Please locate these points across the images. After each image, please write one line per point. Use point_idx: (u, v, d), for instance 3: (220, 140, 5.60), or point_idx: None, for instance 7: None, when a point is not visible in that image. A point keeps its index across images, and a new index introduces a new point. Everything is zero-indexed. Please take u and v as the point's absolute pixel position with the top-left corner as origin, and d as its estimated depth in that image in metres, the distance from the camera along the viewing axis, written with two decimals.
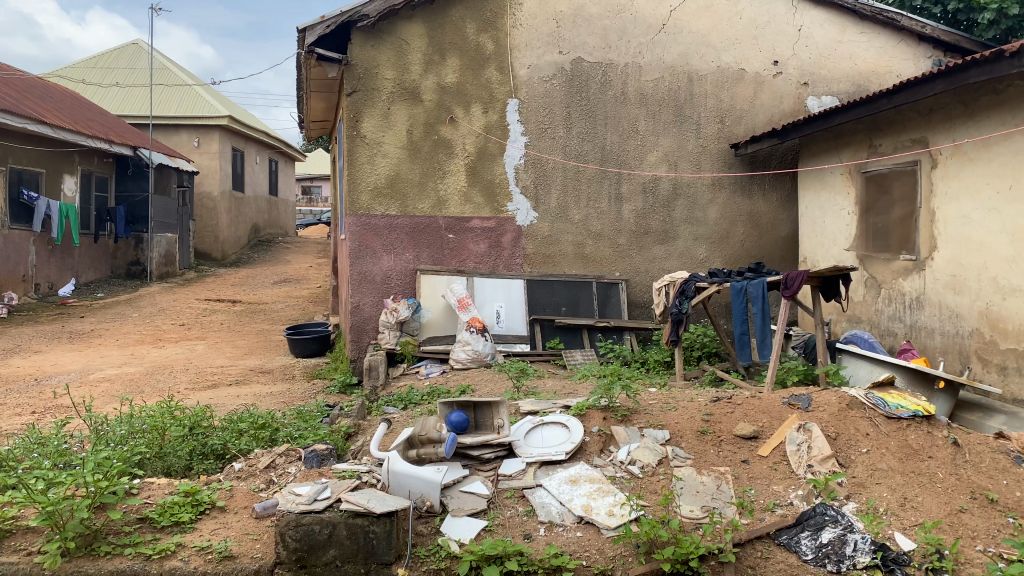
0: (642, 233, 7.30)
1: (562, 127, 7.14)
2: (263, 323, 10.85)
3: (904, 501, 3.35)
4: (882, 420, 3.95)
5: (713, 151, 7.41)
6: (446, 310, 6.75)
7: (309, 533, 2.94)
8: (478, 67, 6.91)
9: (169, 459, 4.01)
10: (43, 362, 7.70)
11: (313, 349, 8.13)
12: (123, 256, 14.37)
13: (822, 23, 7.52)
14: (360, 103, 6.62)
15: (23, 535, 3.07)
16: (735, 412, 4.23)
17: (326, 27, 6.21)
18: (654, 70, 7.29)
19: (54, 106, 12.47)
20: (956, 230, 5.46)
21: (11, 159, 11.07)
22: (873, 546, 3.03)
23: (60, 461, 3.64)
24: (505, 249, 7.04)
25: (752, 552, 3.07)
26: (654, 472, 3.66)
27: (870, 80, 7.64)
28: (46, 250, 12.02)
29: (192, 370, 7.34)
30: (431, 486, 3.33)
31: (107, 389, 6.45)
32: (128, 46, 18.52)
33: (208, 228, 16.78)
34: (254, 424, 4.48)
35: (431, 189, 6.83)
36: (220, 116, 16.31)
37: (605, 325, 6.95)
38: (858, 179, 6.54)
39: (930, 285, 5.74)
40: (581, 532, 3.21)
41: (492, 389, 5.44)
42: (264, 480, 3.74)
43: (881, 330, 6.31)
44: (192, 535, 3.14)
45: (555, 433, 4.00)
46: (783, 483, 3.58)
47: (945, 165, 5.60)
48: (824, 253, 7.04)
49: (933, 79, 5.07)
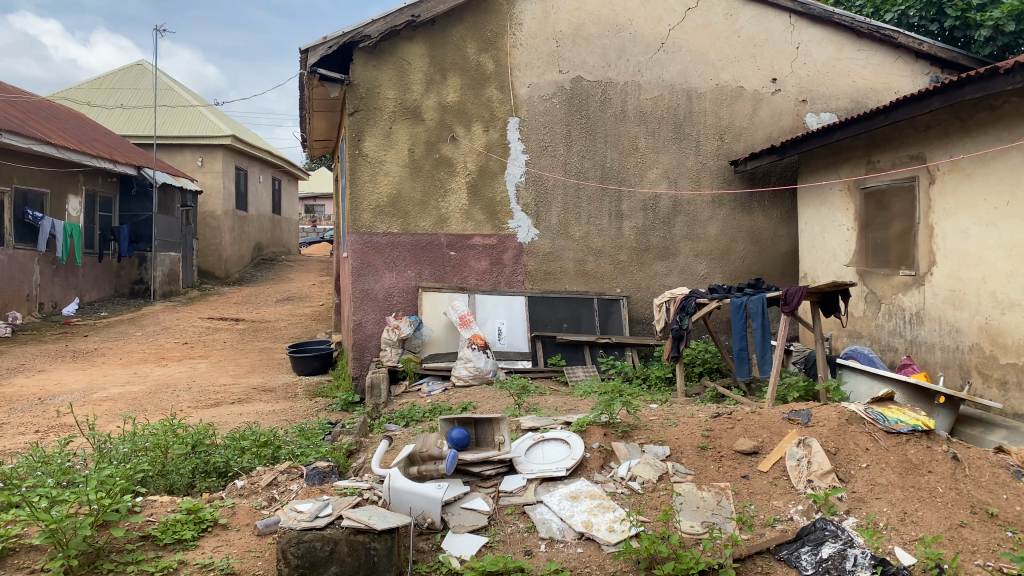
0: (642, 249, 7.33)
1: (563, 145, 7.19)
2: (265, 341, 10.87)
3: (904, 516, 3.36)
4: (881, 435, 3.97)
5: (713, 167, 7.45)
6: (448, 328, 6.78)
7: (311, 550, 2.94)
8: (479, 87, 6.97)
9: (171, 476, 4.02)
10: (47, 381, 7.73)
11: (316, 367, 8.15)
12: (126, 274, 14.42)
13: (819, 41, 7.59)
14: (362, 122, 6.68)
15: (26, 553, 3.09)
16: (735, 428, 4.25)
17: (328, 48, 6.27)
18: (653, 88, 7.35)
19: (59, 127, 12.59)
20: (955, 244, 5.50)
21: (16, 179, 11.15)
22: (873, 561, 3.03)
23: (63, 479, 3.66)
24: (506, 265, 7.08)
25: (753, 567, 3.08)
26: (655, 488, 3.67)
27: (868, 96, 7.69)
28: (50, 269, 12.07)
29: (195, 389, 7.37)
30: (431, 502, 3.35)
31: (110, 408, 6.47)
32: (132, 67, 18.66)
33: (211, 247, 16.84)
34: (257, 442, 4.52)
35: (432, 207, 6.87)
36: (223, 136, 16.44)
37: (606, 341, 6.97)
38: (857, 195, 6.58)
39: (930, 300, 5.76)
40: (581, 548, 3.23)
41: (493, 406, 5.45)
42: (266, 498, 3.76)
43: (882, 346, 6.32)
44: (195, 552, 3.15)
45: (556, 449, 4.02)
46: (783, 498, 3.59)
47: (942, 181, 5.64)
48: (824, 268, 7.06)
49: (930, 96, 5.11)
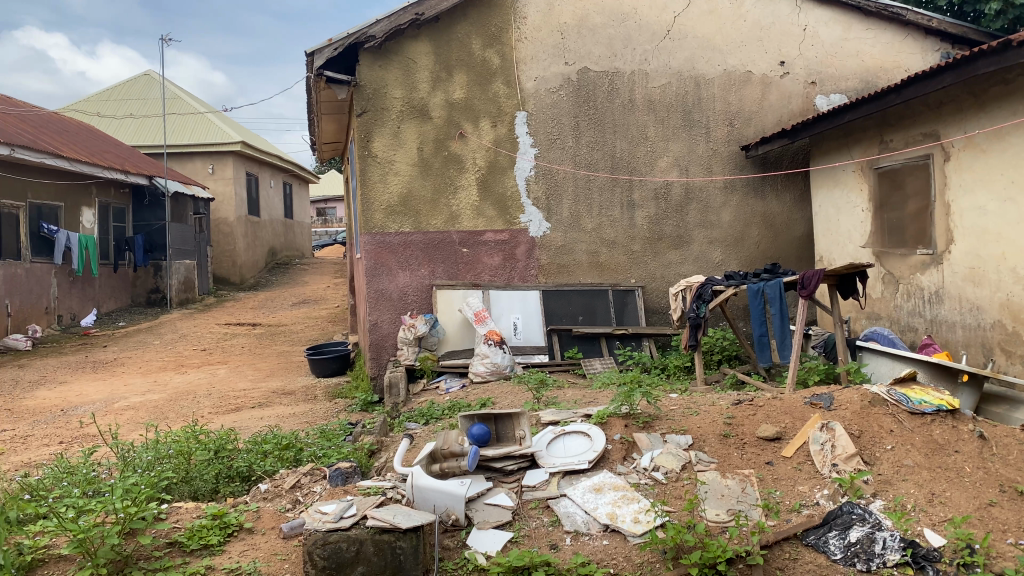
0: (655, 239, 7.30)
1: (572, 137, 7.16)
2: (283, 345, 10.91)
3: (931, 497, 3.33)
4: (905, 417, 3.94)
5: (724, 153, 7.40)
6: (463, 325, 6.77)
7: (337, 551, 2.93)
8: (485, 82, 6.96)
9: (195, 483, 4.02)
10: (69, 393, 7.80)
11: (334, 368, 8.18)
12: (142, 284, 14.50)
13: (827, 22, 7.52)
14: (370, 122, 6.69)
15: (56, 564, 3.08)
16: (757, 414, 4.22)
17: (333, 50, 6.28)
18: (661, 76, 7.32)
19: (70, 140, 12.64)
20: (973, 221, 5.43)
21: (29, 193, 11.22)
22: (903, 543, 3.01)
23: (89, 489, 3.69)
24: (519, 260, 7.07)
25: (780, 553, 3.05)
26: (678, 478, 3.65)
27: (878, 75, 7.62)
28: (67, 281, 12.17)
29: (215, 395, 7.40)
30: (456, 499, 3.37)
31: (133, 417, 6.52)
32: (139, 77, 18.70)
33: (225, 253, 16.90)
34: (278, 445, 4.53)
35: (444, 205, 6.87)
36: (232, 142, 16.51)
37: (622, 332, 6.92)
38: (871, 175, 6.53)
39: (949, 279, 5.70)
40: (607, 540, 3.21)
41: (512, 402, 5.45)
42: (290, 500, 3.77)
43: (902, 327, 6.28)
44: (221, 557, 3.16)
45: (578, 442, 4.02)
46: (809, 482, 3.56)
47: (958, 158, 5.57)
48: (840, 251, 7.01)
49: (941, 71, 5.04)
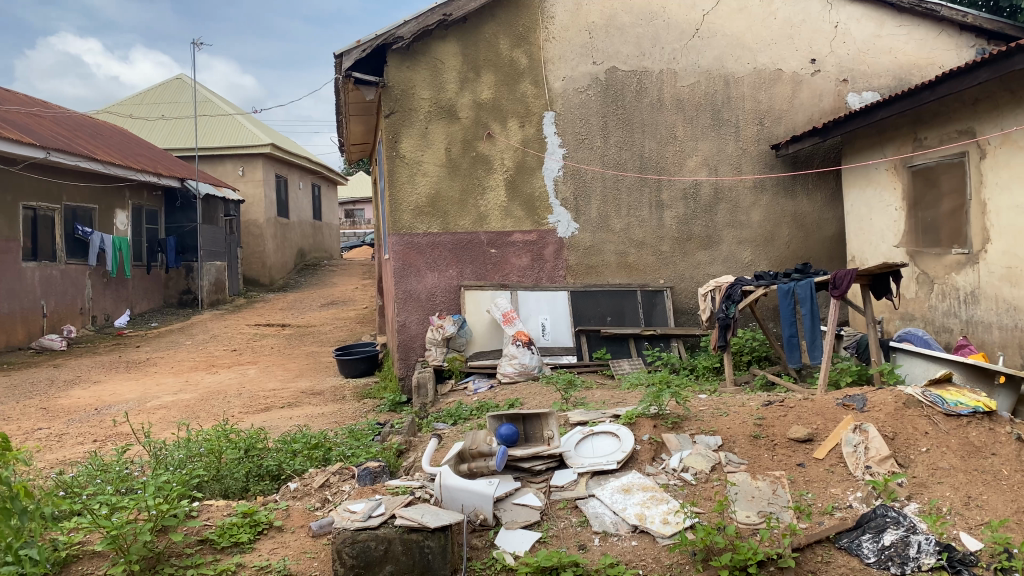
0: (684, 239, 7.25)
1: (600, 137, 7.13)
2: (313, 345, 10.98)
3: (968, 500, 3.27)
4: (941, 418, 3.87)
5: (753, 152, 7.33)
6: (490, 326, 6.77)
7: (365, 550, 2.93)
8: (513, 82, 6.96)
9: (226, 481, 4.06)
10: (103, 392, 7.92)
11: (363, 369, 8.22)
12: (174, 285, 14.68)
13: (859, 18, 7.42)
14: (398, 123, 6.72)
15: (90, 560, 3.12)
16: (788, 415, 4.17)
17: (361, 51, 6.33)
18: (690, 75, 7.27)
19: (104, 144, 12.83)
20: (1010, 220, 5.33)
21: (65, 196, 11.40)
22: (938, 547, 2.95)
23: (122, 486, 3.74)
24: (547, 261, 7.05)
25: (812, 556, 3.01)
26: (708, 479, 3.62)
27: (912, 72, 7.50)
28: (101, 282, 12.36)
29: (245, 395, 7.47)
30: (484, 499, 3.37)
31: (165, 416, 6.60)
32: (170, 81, 18.95)
33: (255, 254, 17.06)
34: (308, 444, 4.56)
35: (471, 206, 6.88)
36: (262, 145, 16.67)
37: (651, 333, 6.87)
38: (905, 173, 6.43)
39: (985, 278, 5.60)
40: (635, 541, 3.19)
41: (540, 402, 5.44)
42: (319, 499, 3.79)
43: (936, 327, 6.18)
44: (251, 555, 3.18)
45: (606, 443, 4.00)
46: (841, 485, 3.52)
47: (994, 155, 5.47)
48: (873, 250, 6.91)
49: (978, 67, 4.94)
